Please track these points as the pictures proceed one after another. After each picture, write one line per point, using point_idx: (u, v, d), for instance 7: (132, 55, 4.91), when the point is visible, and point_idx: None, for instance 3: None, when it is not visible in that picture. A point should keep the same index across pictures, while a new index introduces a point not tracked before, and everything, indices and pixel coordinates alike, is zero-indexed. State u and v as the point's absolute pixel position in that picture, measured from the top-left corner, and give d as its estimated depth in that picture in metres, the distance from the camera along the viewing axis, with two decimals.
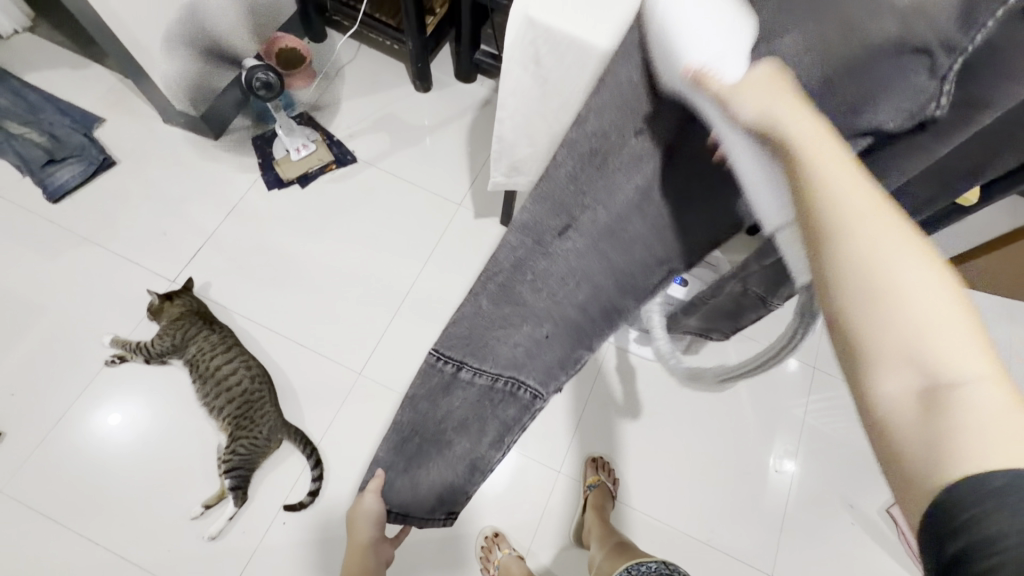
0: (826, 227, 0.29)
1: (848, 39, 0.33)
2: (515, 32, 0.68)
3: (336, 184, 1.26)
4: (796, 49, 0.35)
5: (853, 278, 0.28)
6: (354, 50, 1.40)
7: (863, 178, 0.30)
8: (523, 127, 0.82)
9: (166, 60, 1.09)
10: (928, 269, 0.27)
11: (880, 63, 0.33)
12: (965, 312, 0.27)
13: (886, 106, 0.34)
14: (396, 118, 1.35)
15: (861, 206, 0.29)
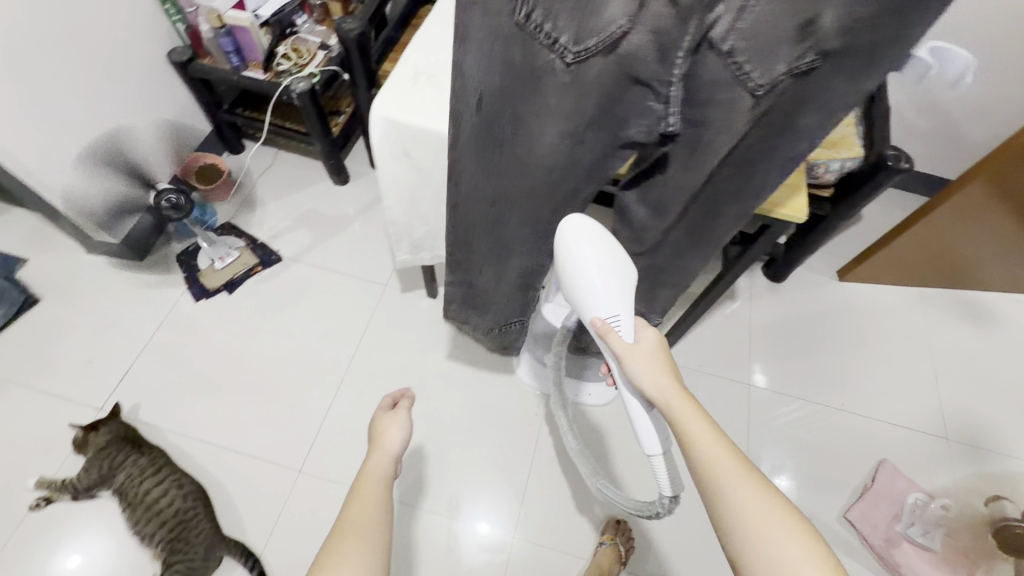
0: (724, 492, 0.55)
1: (602, 92, 0.55)
2: (377, 132, 0.76)
3: (262, 285, 1.29)
4: (574, 99, 0.57)
5: (747, 525, 0.53)
6: (272, 155, 1.48)
7: (736, 458, 0.57)
8: (410, 210, 0.89)
9: (77, 175, 1.11)
10: (782, 517, 0.53)
11: (626, 99, 0.56)
12: (801, 538, 0.52)
13: (635, 122, 0.59)
14: (318, 213, 1.42)
15: (740, 478, 0.55)
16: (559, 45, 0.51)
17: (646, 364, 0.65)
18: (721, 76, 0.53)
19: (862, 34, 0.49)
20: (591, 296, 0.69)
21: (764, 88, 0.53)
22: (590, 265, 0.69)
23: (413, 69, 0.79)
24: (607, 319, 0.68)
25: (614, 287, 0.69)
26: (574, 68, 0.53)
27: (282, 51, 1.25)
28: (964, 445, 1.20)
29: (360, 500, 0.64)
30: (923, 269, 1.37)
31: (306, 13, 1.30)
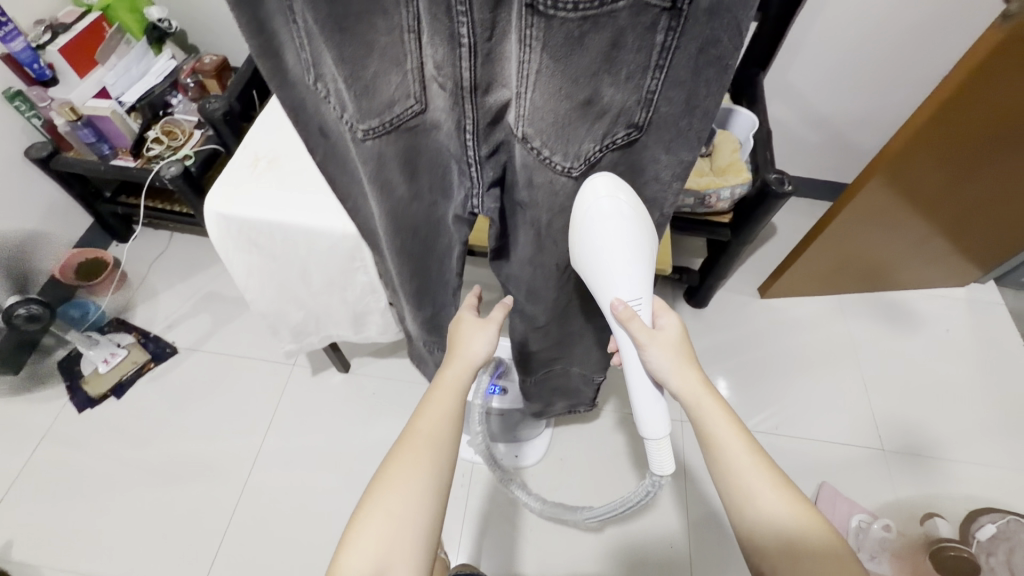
0: (749, 493, 0.53)
1: (410, 156, 0.57)
2: (217, 227, 0.71)
3: (154, 384, 1.20)
4: (383, 174, 0.57)
5: (770, 528, 0.52)
6: (166, 239, 1.40)
7: (757, 454, 0.55)
8: (279, 297, 0.82)
9: None
10: (807, 519, 0.52)
11: (438, 161, 0.59)
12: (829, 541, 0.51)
13: (458, 186, 0.61)
14: (217, 294, 1.33)
15: (764, 478, 0.54)
16: (350, 122, 0.53)
17: (666, 353, 0.58)
18: (524, 152, 0.54)
19: (668, 107, 0.49)
20: (609, 275, 0.55)
21: (581, 164, 0.53)
22: (611, 237, 0.53)
23: (253, 155, 0.75)
24: (628, 301, 0.56)
25: (639, 266, 0.56)
26: (366, 144, 0.54)
27: (153, 134, 1.19)
28: (900, 455, 1.18)
29: (429, 408, 0.60)
30: (845, 269, 1.32)
31: (181, 92, 1.25)
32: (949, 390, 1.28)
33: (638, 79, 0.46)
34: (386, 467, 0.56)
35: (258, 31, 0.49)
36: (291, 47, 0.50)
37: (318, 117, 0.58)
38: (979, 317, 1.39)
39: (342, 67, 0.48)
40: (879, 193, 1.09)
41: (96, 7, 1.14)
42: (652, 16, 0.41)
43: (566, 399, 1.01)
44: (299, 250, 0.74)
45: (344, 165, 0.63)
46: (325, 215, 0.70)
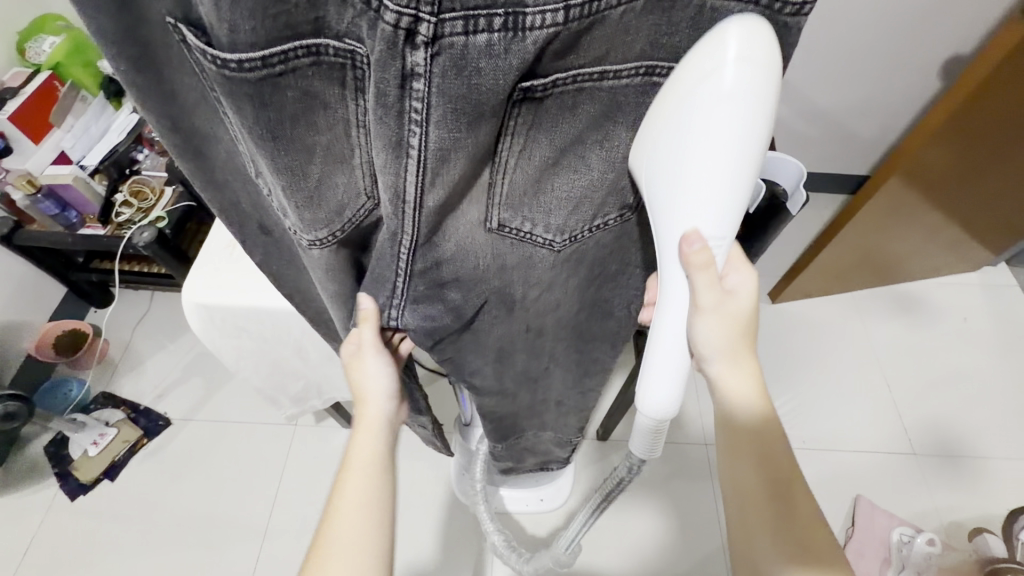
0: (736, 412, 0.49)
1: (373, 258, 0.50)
2: (197, 322, 0.65)
3: (151, 461, 1.13)
4: (335, 280, 0.49)
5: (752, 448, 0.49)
6: (148, 300, 1.32)
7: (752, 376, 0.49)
8: (273, 375, 0.76)
9: None
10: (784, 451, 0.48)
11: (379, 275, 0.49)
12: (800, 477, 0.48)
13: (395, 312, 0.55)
14: (207, 355, 1.25)
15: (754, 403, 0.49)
16: (295, 230, 0.44)
17: (721, 325, 0.46)
18: (491, 240, 0.45)
19: None
20: (703, 190, 0.38)
21: (562, 237, 0.46)
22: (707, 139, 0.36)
23: (232, 232, 0.68)
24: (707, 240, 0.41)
25: (738, 188, 0.38)
26: (312, 253, 0.45)
27: (121, 197, 1.12)
28: (932, 457, 1.15)
29: (351, 471, 0.52)
30: (857, 269, 1.28)
31: (146, 146, 1.16)
32: (977, 384, 1.24)
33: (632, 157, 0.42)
34: (322, 539, 0.48)
35: (173, 128, 0.39)
36: (224, 136, 0.40)
37: (259, 212, 0.47)
38: (996, 302, 1.35)
39: (283, 175, 0.39)
40: (891, 193, 1.06)
41: (45, 65, 1.06)
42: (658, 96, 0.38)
43: (539, 457, 0.94)
44: (288, 332, 0.68)
45: (293, 259, 0.53)
46: (275, 295, 0.63)
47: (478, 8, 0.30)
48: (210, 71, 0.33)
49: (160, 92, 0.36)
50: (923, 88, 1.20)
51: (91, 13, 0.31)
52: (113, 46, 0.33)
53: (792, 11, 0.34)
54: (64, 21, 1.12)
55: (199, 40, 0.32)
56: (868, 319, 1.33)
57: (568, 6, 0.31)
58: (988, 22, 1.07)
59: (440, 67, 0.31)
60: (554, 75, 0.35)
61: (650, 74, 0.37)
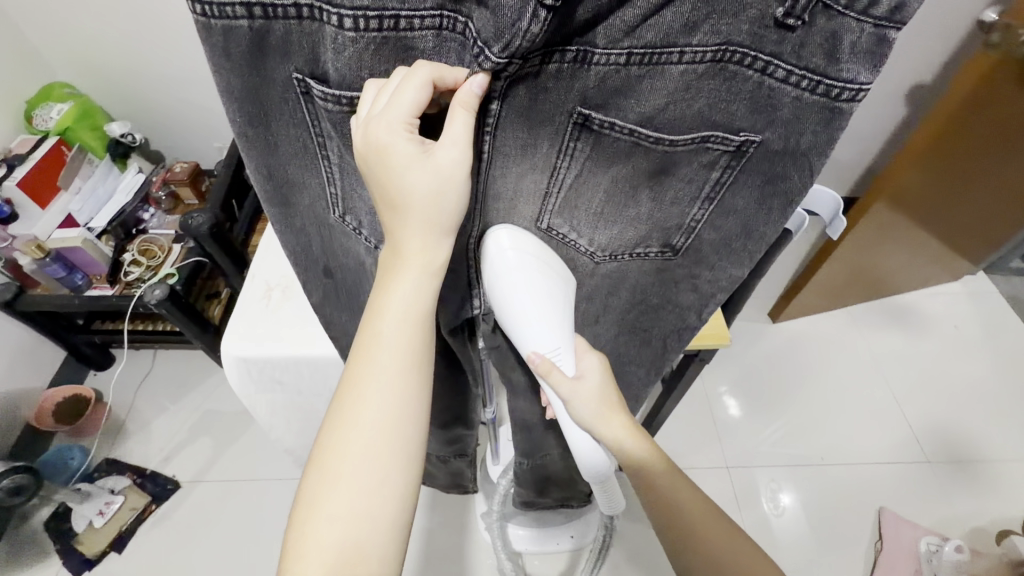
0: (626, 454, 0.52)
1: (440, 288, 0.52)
2: (234, 375, 0.65)
3: (161, 528, 1.08)
4: None
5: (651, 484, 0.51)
6: (151, 358, 1.29)
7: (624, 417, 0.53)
8: (306, 424, 0.76)
9: None
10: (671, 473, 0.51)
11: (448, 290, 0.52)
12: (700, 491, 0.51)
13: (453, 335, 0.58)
14: (215, 412, 1.22)
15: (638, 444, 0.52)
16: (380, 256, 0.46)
17: (587, 404, 0.50)
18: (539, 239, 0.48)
19: (712, 234, 0.46)
20: (526, 325, 0.44)
21: (602, 254, 0.49)
22: (528, 293, 0.43)
23: (265, 283, 0.69)
24: (546, 355, 0.46)
25: (557, 316, 0.45)
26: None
27: (130, 256, 1.12)
28: (946, 464, 1.18)
29: (365, 378, 0.39)
30: (852, 284, 1.33)
31: (153, 205, 1.18)
32: (976, 388, 1.29)
33: (684, 206, 0.44)
34: (326, 458, 0.38)
35: (267, 177, 0.41)
36: (311, 183, 0.42)
37: (327, 253, 0.49)
38: (981, 309, 1.42)
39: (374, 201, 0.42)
40: (879, 214, 1.13)
41: (53, 132, 1.07)
42: (713, 155, 0.40)
43: (565, 490, 0.94)
44: (327, 381, 0.68)
45: (349, 299, 0.54)
46: (315, 343, 0.64)
47: (555, 47, 0.32)
48: (324, 116, 0.36)
49: (264, 142, 0.38)
50: (891, 115, 1.30)
51: (221, 72, 0.34)
52: (233, 104, 0.36)
53: (848, 96, 0.34)
54: (70, 87, 1.12)
55: (326, 89, 0.34)
56: (866, 332, 1.38)
57: (631, 53, 0.33)
58: (944, 56, 1.18)
59: (517, 93, 0.35)
60: (613, 117, 0.37)
61: (706, 138, 0.38)
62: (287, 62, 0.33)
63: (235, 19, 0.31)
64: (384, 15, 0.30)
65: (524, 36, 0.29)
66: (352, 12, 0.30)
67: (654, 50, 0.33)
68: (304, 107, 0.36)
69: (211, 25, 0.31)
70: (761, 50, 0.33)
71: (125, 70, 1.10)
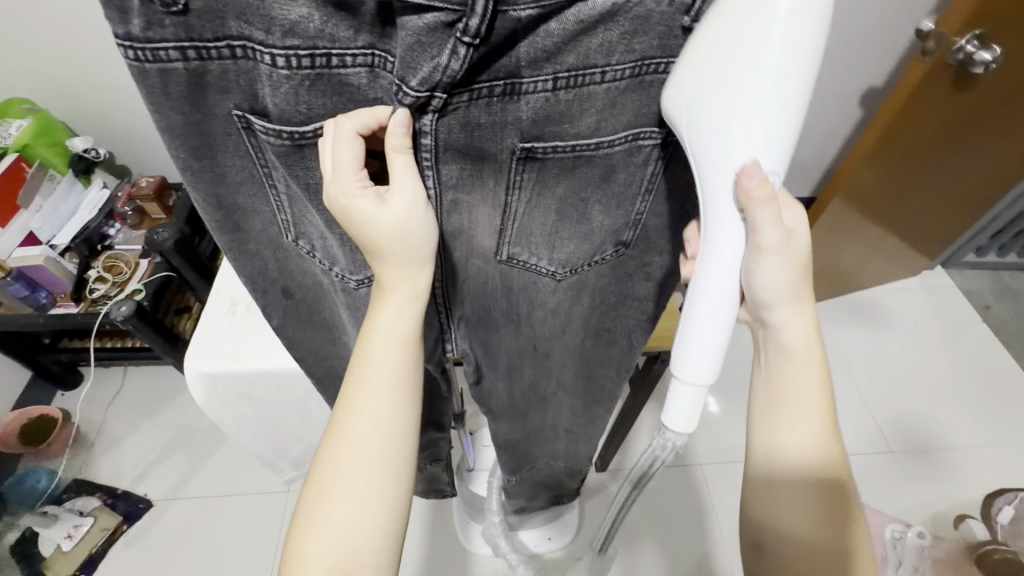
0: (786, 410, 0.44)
1: None
2: (200, 392, 0.65)
3: (133, 549, 1.06)
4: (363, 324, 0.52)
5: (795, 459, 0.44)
6: (121, 376, 1.27)
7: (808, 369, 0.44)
8: (276, 438, 0.75)
9: None
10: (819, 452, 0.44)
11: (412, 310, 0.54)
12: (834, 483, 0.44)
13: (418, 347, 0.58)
14: (189, 428, 1.21)
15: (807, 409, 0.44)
16: (340, 274, 0.47)
17: (783, 271, 0.39)
18: (501, 268, 0.48)
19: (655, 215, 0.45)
20: (747, 132, 0.32)
21: (563, 270, 0.48)
22: (759, 79, 0.30)
23: (230, 299, 0.69)
24: (767, 175, 0.33)
25: (781, 142, 0.32)
26: (358, 294, 0.49)
27: (94, 273, 1.10)
28: (909, 452, 1.22)
29: (358, 399, 0.41)
30: (817, 281, 1.38)
31: (119, 221, 1.16)
32: (936, 377, 1.34)
33: (628, 205, 0.43)
34: (324, 472, 0.41)
35: (218, 206, 0.40)
36: (262, 210, 0.42)
37: (284, 275, 0.49)
38: (939, 302, 1.47)
39: (328, 225, 0.43)
40: (837, 212, 1.18)
41: (11, 148, 1.04)
42: (645, 153, 0.39)
43: (550, 492, 0.95)
44: (296, 394, 0.68)
45: (311, 317, 0.54)
46: (280, 357, 0.64)
47: (481, 83, 0.33)
48: (273, 149, 0.36)
49: (208, 177, 0.38)
50: (847, 116, 1.35)
51: (159, 111, 0.33)
52: (175, 141, 0.35)
53: None
54: (29, 103, 1.10)
55: (266, 123, 0.35)
56: (832, 327, 1.42)
57: (556, 78, 0.34)
58: (894, 60, 1.23)
59: (450, 126, 0.35)
60: (554, 141, 0.37)
61: (637, 138, 0.38)
62: (227, 98, 0.34)
63: (171, 62, 0.31)
64: (316, 52, 0.31)
65: (445, 71, 0.30)
66: (285, 52, 0.31)
67: (575, 72, 0.34)
68: (249, 141, 0.36)
69: (146, 69, 0.31)
70: (671, 54, 0.34)
71: (87, 85, 1.09)
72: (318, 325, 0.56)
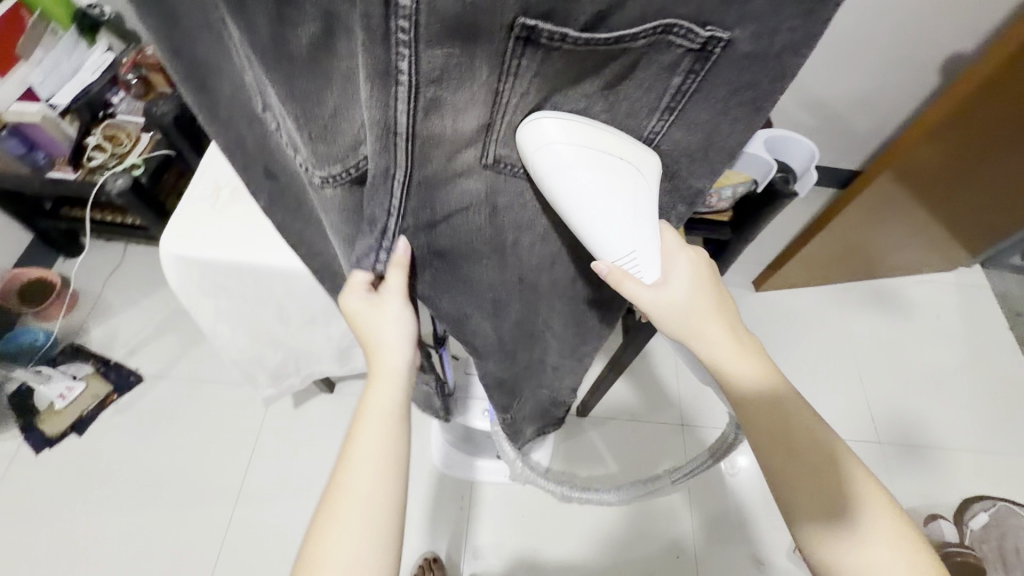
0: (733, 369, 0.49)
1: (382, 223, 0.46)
2: (176, 273, 0.62)
3: (121, 416, 1.11)
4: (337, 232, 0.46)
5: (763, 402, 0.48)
6: (121, 251, 1.27)
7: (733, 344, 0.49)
8: (256, 334, 0.75)
9: None
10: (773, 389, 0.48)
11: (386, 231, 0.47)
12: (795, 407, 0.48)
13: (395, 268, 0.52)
14: (183, 312, 1.21)
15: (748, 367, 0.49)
16: (306, 166, 0.41)
17: (667, 317, 0.48)
18: (486, 176, 0.42)
19: (683, 137, 0.39)
20: (598, 235, 0.42)
21: (548, 175, 0.43)
22: (585, 195, 0.40)
23: (215, 182, 0.65)
24: (614, 262, 0.44)
25: (625, 218, 0.42)
26: (325, 194, 0.42)
27: (93, 140, 1.06)
28: (896, 447, 1.20)
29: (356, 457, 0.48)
30: (841, 262, 1.30)
31: (122, 88, 1.09)
32: (943, 377, 1.29)
33: (641, 117, 0.38)
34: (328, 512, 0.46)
35: (178, 61, 0.35)
36: (231, 67, 0.37)
37: (264, 153, 0.44)
38: (967, 303, 1.39)
39: (287, 101, 0.36)
40: (879, 190, 1.09)
41: None
42: (675, 55, 0.34)
43: (536, 424, 0.94)
44: (274, 292, 0.66)
45: (298, 209, 0.50)
46: (260, 249, 0.61)
47: None
48: None
49: (156, 17, 0.33)
50: (920, 84, 1.20)
51: None
52: None
53: None
54: None
55: None
56: (846, 311, 1.36)
57: None
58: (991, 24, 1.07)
59: None
60: (566, 27, 0.31)
61: (667, 33, 0.32)
62: None
63: None
64: None
65: None
66: None
67: None
68: None
69: None
70: None
71: None
72: (306, 220, 0.51)
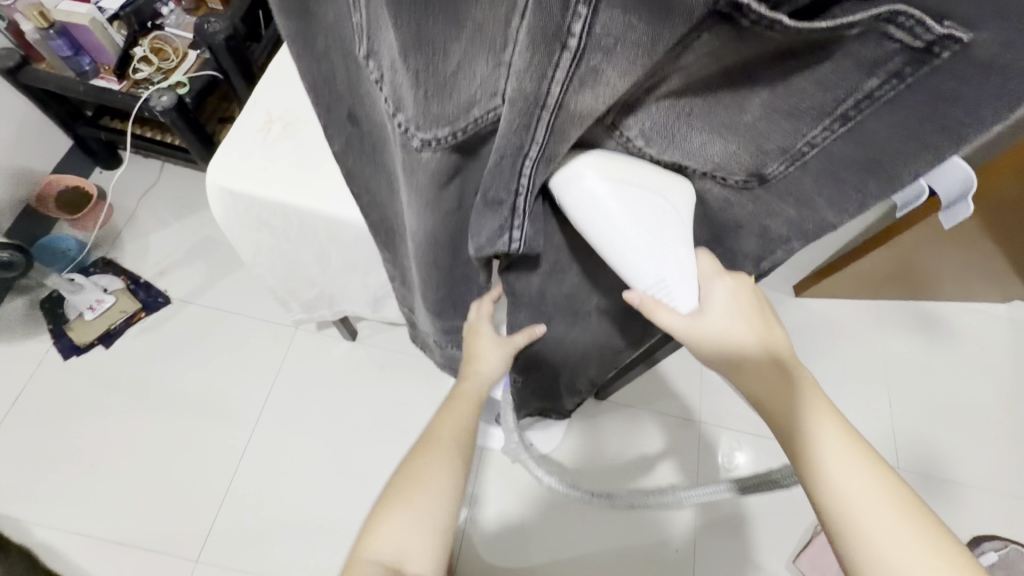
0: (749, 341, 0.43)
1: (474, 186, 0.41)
2: (221, 205, 0.60)
3: (147, 335, 1.12)
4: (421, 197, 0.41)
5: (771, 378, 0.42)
6: (158, 169, 1.25)
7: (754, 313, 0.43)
8: (292, 276, 0.73)
9: None
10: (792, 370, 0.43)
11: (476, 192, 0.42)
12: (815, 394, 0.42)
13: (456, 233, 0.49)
14: (214, 239, 1.21)
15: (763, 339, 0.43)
16: (403, 125, 0.35)
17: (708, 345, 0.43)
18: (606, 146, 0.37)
19: (841, 147, 0.35)
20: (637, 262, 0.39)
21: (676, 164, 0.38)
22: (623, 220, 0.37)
23: (267, 114, 0.62)
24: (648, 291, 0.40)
25: (669, 248, 0.39)
26: (421, 158, 0.37)
27: (140, 52, 1.02)
28: (914, 475, 1.17)
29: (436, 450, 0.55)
30: (890, 280, 1.24)
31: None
32: (975, 412, 1.24)
33: (807, 123, 0.33)
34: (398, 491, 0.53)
35: None
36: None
37: (352, 96, 0.41)
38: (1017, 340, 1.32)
39: (409, 54, 0.30)
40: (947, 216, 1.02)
41: None
42: (888, 51, 0.27)
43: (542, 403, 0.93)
44: (318, 237, 0.63)
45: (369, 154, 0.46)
46: (311, 192, 0.58)
47: None
48: None
49: None
50: None
51: None
52: None
53: None
54: None
55: None
56: (886, 329, 1.30)
57: None
58: None
59: None
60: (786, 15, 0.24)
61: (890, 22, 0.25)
62: None
63: None
64: None
65: None
66: None
67: None
68: None
69: None
70: None
71: None
72: (373, 172, 0.48)
